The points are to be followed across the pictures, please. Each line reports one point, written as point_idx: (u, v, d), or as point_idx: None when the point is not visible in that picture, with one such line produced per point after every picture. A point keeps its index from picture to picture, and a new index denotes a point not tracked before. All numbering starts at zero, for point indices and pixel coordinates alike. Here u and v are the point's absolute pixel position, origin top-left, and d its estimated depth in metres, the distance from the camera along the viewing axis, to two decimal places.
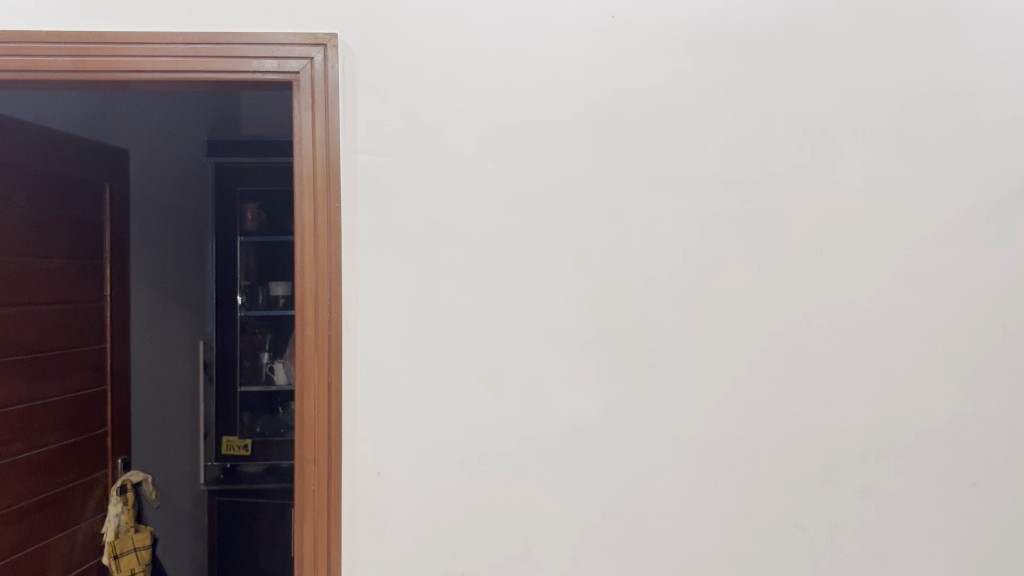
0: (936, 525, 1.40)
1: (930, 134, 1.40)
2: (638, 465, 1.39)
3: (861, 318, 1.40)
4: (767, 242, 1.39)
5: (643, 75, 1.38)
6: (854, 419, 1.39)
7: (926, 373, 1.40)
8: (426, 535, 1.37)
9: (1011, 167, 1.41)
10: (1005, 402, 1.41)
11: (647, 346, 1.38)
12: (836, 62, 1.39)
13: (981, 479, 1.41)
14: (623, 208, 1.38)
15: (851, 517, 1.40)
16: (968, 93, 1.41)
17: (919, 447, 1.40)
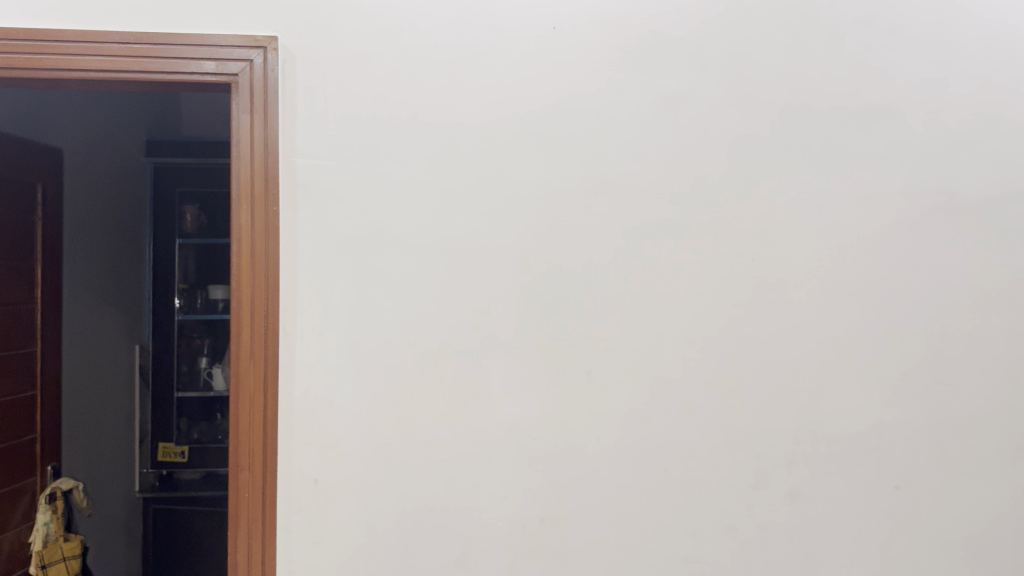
0: (860, 526, 1.45)
1: (856, 149, 1.45)
2: (575, 470, 1.40)
3: (791, 325, 1.44)
4: (701, 250, 1.42)
5: (581, 85, 1.40)
6: (783, 424, 1.43)
7: (853, 380, 1.45)
8: (363, 542, 1.37)
9: (932, 182, 1.47)
10: (926, 408, 1.46)
11: (583, 353, 1.40)
12: (767, 77, 1.43)
13: (903, 482, 1.46)
14: (561, 216, 1.40)
15: (780, 519, 1.43)
16: (893, 109, 1.46)
17: (844, 451, 1.44)
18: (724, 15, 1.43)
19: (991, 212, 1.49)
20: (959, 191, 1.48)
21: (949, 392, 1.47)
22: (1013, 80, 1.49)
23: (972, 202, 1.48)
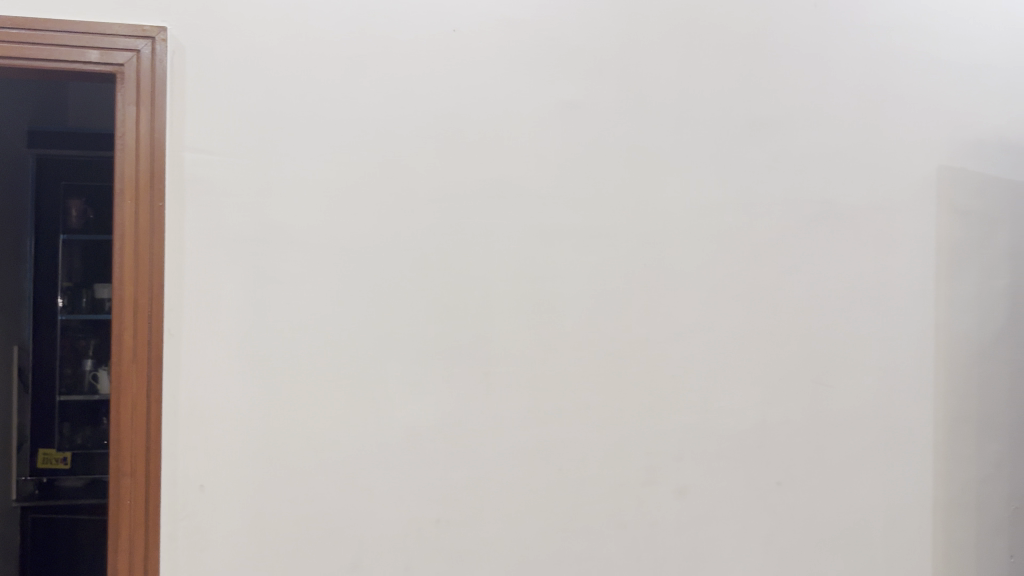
0: (746, 521, 1.50)
1: (745, 159, 1.50)
2: (472, 471, 1.41)
3: (681, 327, 1.48)
4: (596, 254, 1.45)
5: (482, 88, 1.41)
6: (674, 424, 1.47)
7: (739, 380, 1.50)
8: (254, 550, 1.34)
9: (813, 193, 1.53)
10: (808, 407, 1.53)
11: (482, 354, 1.41)
12: (662, 86, 1.47)
13: (784, 478, 1.52)
14: (462, 218, 1.40)
15: (670, 516, 1.47)
16: (780, 121, 1.52)
17: (731, 449, 1.49)
18: (620, 24, 1.46)
19: (868, 221, 1.56)
20: (838, 200, 1.55)
21: (828, 393, 1.54)
22: (889, 97, 1.58)
23: (851, 212, 1.55)
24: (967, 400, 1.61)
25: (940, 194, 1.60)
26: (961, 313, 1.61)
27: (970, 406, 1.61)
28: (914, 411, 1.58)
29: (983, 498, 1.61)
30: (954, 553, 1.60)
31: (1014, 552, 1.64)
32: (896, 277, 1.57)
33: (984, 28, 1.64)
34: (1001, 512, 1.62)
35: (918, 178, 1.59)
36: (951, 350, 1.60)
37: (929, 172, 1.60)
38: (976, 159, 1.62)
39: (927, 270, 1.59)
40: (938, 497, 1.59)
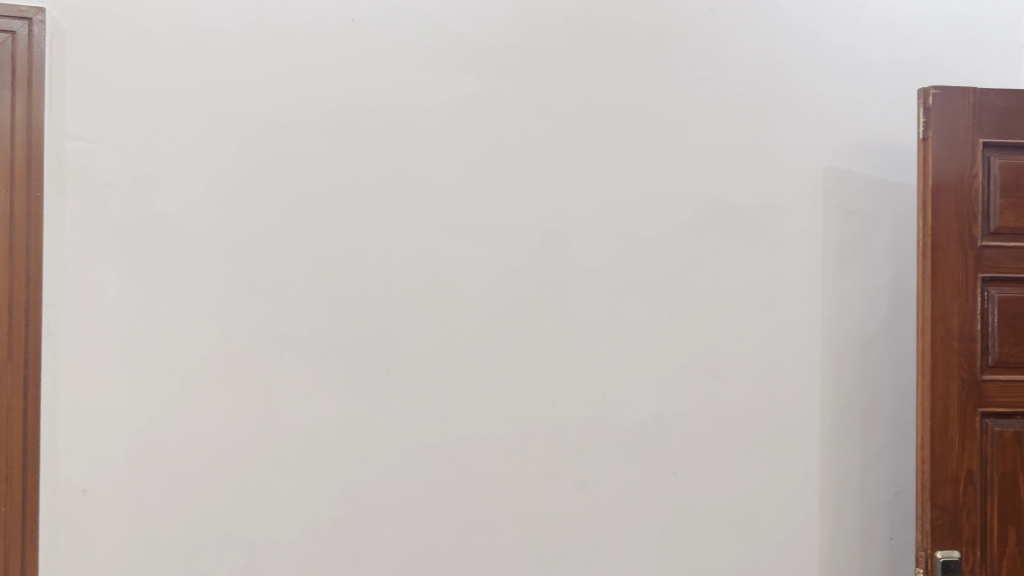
0: (642, 511, 1.52)
1: (644, 157, 1.52)
2: (371, 470, 1.39)
3: (581, 323, 1.49)
4: (497, 250, 1.45)
5: (381, 81, 1.39)
6: (573, 418, 1.49)
7: (636, 375, 1.52)
8: (140, 555, 1.31)
9: (707, 193, 1.56)
10: (702, 400, 1.56)
11: (381, 352, 1.39)
12: (562, 84, 1.48)
13: (679, 468, 1.54)
14: (362, 213, 1.38)
15: (569, 508, 1.49)
16: (677, 121, 1.54)
17: (628, 442, 1.52)
18: (521, 21, 1.46)
19: (760, 220, 1.59)
20: (731, 200, 1.57)
21: (720, 385, 1.57)
22: (777, 99, 1.60)
23: (741, 212, 1.58)
24: (853, 393, 1.63)
25: (826, 194, 1.63)
26: (846, 307, 1.64)
27: (853, 396, 1.63)
28: (801, 402, 1.61)
29: (865, 484, 1.63)
30: (840, 538, 1.62)
31: (894, 534, 1.64)
32: (787, 273, 1.61)
33: (868, 33, 1.66)
34: (881, 498, 1.64)
35: (806, 178, 1.62)
36: (837, 344, 1.63)
37: (815, 174, 1.62)
38: (860, 161, 1.65)
39: (813, 267, 1.62)
40: (823, 484, 1.62)
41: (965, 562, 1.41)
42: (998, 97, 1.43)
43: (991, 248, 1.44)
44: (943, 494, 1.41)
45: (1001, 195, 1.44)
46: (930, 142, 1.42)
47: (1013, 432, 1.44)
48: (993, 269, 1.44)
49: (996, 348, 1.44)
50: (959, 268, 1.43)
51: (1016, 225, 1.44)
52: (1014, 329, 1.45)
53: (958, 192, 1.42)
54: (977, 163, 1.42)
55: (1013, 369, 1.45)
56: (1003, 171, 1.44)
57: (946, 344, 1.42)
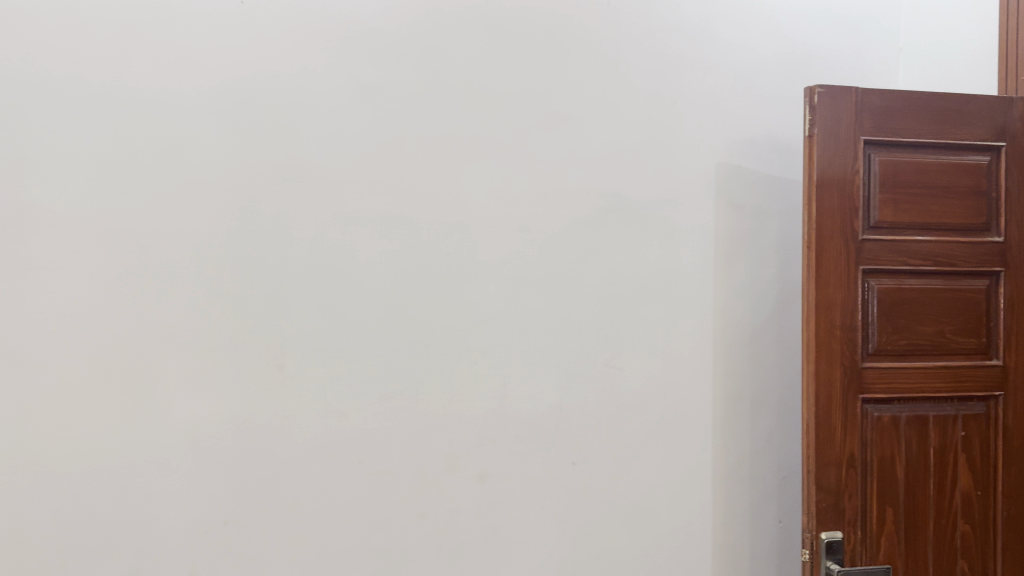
0: (543, 503, 1.52)
1: (544, 150, 1.52)
2: (262, 468, 1.35)
3: (481, 314, 1.48)
4: (395, 241, 1.42)
5: (273, 67, 1.35)
6: (473, 410, 1.47)
7: (536, 366, 1.52)
8: (13, 564, 1.23)
9: (605, 186, 1.57)
10: (600, 390, 1.57)
11: (274, 347, 1.35)
12: (461, 74, 1.46)
13: (579, 458, 1.55)
14: (254, 203, 1.34)
15: (469, 501, 1.47)
16: (576, 115, 1.55)
17: (529, 434, 1.51)
18: (420, 9, 1.44)
19: (656, 213, 1.62)
20: (629, 193, 1.59)
21: (618, 375, 1.59)
22: (673, 95, 1.63)
23: (638, 205, 1.60)
24: (744, 381, 1.69)
25: (719, 189, 1.67)
26: (737, 298, 1.69)
27: (743, 384, 1.69)
28: (695, 391, 1.65)
29: (754, 469, 1.69)
30: (731, 521, 1.67)
31: (782, 517, 1.72)
32: (682, 265, 1.64)
33: (759, 33, 1.71)
34: (770, 482, 1.70)
35: (700, 173, 1.66)
36: (728, 334, 1.68)
37: (709, 168, 1.66)
38: (751, 157, 1.70)
39: (706, 260, 1.66)
40: (715, 470, 1.66)
41: (847, 542, 1.48)
42: (879, 97, 1.49)
43: (872, 241, 1.50)
44: (827, 477, 1.47)
45: (880, 191, 1.51)
46: (815, 139, 1.47)
47: (891, 417, 1.51)
48: (873, 262, 1.51)
49: (875, 337, 1.51)
50: (841, 260, 1.49)
51: (894, 220, 1.51)
52: (892, 319, 1.52)
53: (841, 187, 1.48)
54: (859, 160, 1.49)
55: (891, 357, 1.52)
56: (882, 168, 1.50)
57: (829, 333, 1.48)
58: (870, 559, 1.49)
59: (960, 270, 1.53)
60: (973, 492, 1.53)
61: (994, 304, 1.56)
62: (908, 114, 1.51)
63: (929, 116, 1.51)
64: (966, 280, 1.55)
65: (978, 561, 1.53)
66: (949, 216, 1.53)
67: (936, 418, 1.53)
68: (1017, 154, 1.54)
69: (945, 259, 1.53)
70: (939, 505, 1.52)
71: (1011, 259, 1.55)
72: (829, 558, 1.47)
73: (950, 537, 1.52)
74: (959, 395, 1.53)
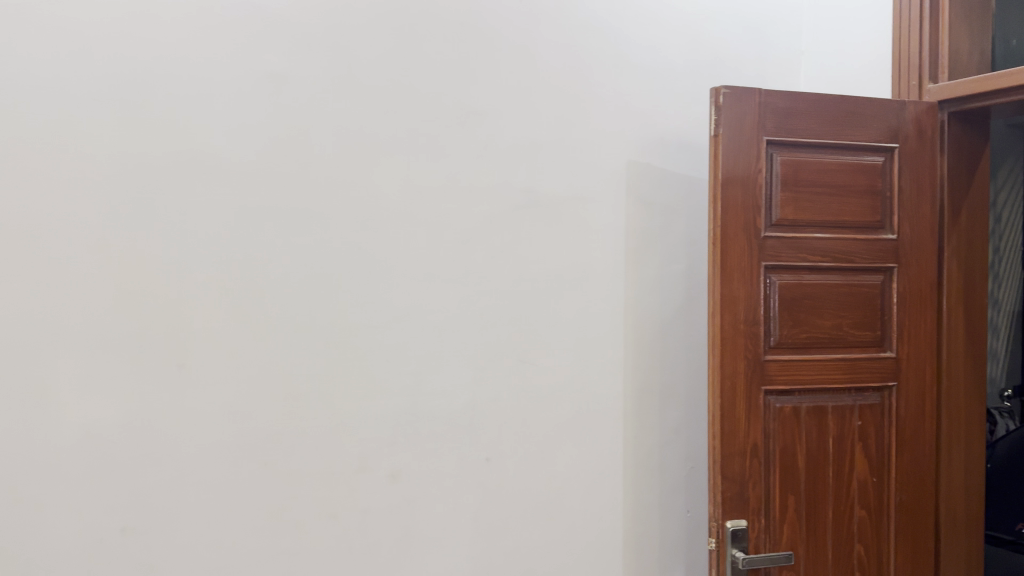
0: (456, 500, 1.52)
1: (456, 145, 1.51)
2: (162, 472, 1.30)
3: (393, 311, 1.46)
4: (303, 237, 1.39)
5: (172, 55, 1.29)
6: (385, 408, 1.45)
7: (450, 363, 1.51)
8: None
9: (518, 182, 1.57)
10: (514, 386, 1.57)
11: (174, 346, 1.30)
12: (371, 67, 1.43)
13: (492, 454, 1.55)
14: (152, 196, 1.28)
15: (381, 500, 1.45)
16: (488, 111, 1.54)
17: (442, 431, 1.50)
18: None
19: (568, 210, 1.63)
20: (541, 188, 1.60)
21: (531, 370, 1.59)
22: (584, 93, 1.64)
23: (550, 201, 1.61)
24: (651, 374, 1.72)
25: (629, 186, 1.70)
26: (646, 294, 1.72)
27: (651, 377, 1.72)
28: (606, 385, 1.67)
29: (663, 460, 1.74)
30: (641, 513, 1.71)
31: (690, 507, 1.77)
32: (594, 261, 1.66)
33: (667, 34, 1.74)
34: (679, 473, 1.76)
35: (611, 170, 1.68)
36: (639, 328, 1.71)
37: (619, 166, 1.68)
38: (660, 155, 1.74)
39: (617, 256, 1.69)
40: (626, 462, 1.69)
41: (751, 530, 1.52)
42: (780, 98, 1.54)
43: (774, 237, 1.55)
44: (732, 467, 1.51)
45: (781, 189, 1.55)
46: (720, 138, 1.51)
47: (792, 408, 1.56)
48: (775, 258, 1.55)
49: (777, 330, 1.56)
50: (745, 256, 1.53)
51: (794, 217, 1.56)
52: (793, 314, 1.57)
53: (745, 185, 1.52)
54: (761, 160, 1.53)
55: (792, 350, 1.57)
56: (783, 167, 1.55)
57: (734, 327, 1.52)
58: (774, 546, 1.54)
59: (857, 265, 1.60)
60: (868, 479, 1.60)
61: (887, 299, 1.63)
62: (807, 115, 1.56)
63: (827, 118, 1.57)
64: (862, 275, 1.61)
65: (872, 545, 1.60)
66: (847, 214, 1.59)
67: (833, 408, 1.59)
68: (909, 156, 1.62)
69: (842, 255, 1.59)
70: (837, 492, 1.58)
71: (903, 256, 1.63)
72: (734, 545, 1.50)
73: (847, 523, 1.58)
74: (856, 386, 1.60)
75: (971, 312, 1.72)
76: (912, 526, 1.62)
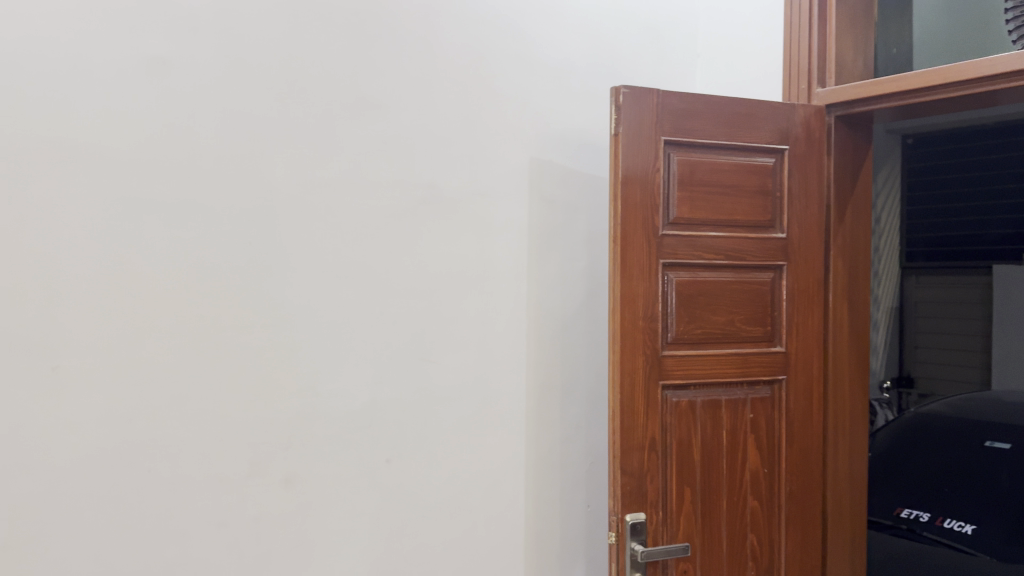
0: (353, 503, 1.48)
1: (353, 138, 1.47)
2: (35, 481, 1.20)
3: (289, 309, 1.41)
4: (191, 231, 1.32)
5: (45, 33, 1.19)
6: (279, 409, 1.40)
7: (348, 361, 1.48)
8: None
9: (418, 177, 1.55)
10: (413, 385, 1.55)
11: (48, 345, 1.21)
12: (263, 55, 1.38)
13: (392, 455, 1.52)
14: (22, 184, 1.18)
15: (274, 505, 1.40)
16: (386, 104, 1.51)
17: (339, 433, 1.46)
18: None
19: (469, 207, 1.61)
20: (441, 184, 1.58)
21: (432, 368, 1.57)
22: (485, 89, 1.63)
23: (451, 197, 1.59)
24: (552, 370, 1.75)
25: (532, 183, 1.70)
26: (546, 291, 1.73)
27: (554, 375, 1.75)
28: (508, 382, 1.67)
29: (563, 457, 1.76)
30: (542, 509, 1.72)
31: (590, 502, 1.81)
32: (495, 258, 1.65)
33: (567, 32, 1.75)
34: (578, 468, 1.79)
35: (512, 166, 1.67)
36: (539, 325, 1.72)
37: (521, 163, 1.69)
38: (560, 152, 1.75)
39: (518, 253, 1.69)
40: (526, 459, 1.70)
41: (649, 523, 1.54)
42: (677, 98, 1.57)
43: (671, 235, 1.58)
44: (630, 461, 1.53)
45: (678, 188, 1.58)
46: (620, 137, 1.52)
47: (688, 402, 1.60)
48: (672, 256, 1.58)
49: (674, 327, 1.59)
50: (643, 254, 1.55)
51: (690, 216, 1.59)
52: (688, 310, 1.60)
53: (643, 185, 1.54)
54: (658, 159, 1.56)
55: (688, 345, 1.61)
56: (680, 167, 1.58)
57: (632, 324, 1.54)
58: (671, 538, 1.57)
59: (749, 263, 1.65)
60: (759, 470, 1.66)
61: (777, 295, 1.69)
62: (703, 116, 1.59)
63: (722, 119, 1.61)
64: (754, 272, 1.66)
65: (764, 535, 1.66)
66: (740, 213, 1.64)
67: (727, 402, 1.63)
68: (798, 158, 1.69)
69: (734, 254, 1.63)
70: (731, 484, 1.62)
71: (791, 254, 1.69)
72: (632, 539, 1.52)
73: (740, 513, 1.63)
74: (748, 380, 1.65)
75: (855, 309, 1.80)
76: (800, 515, 1.69)
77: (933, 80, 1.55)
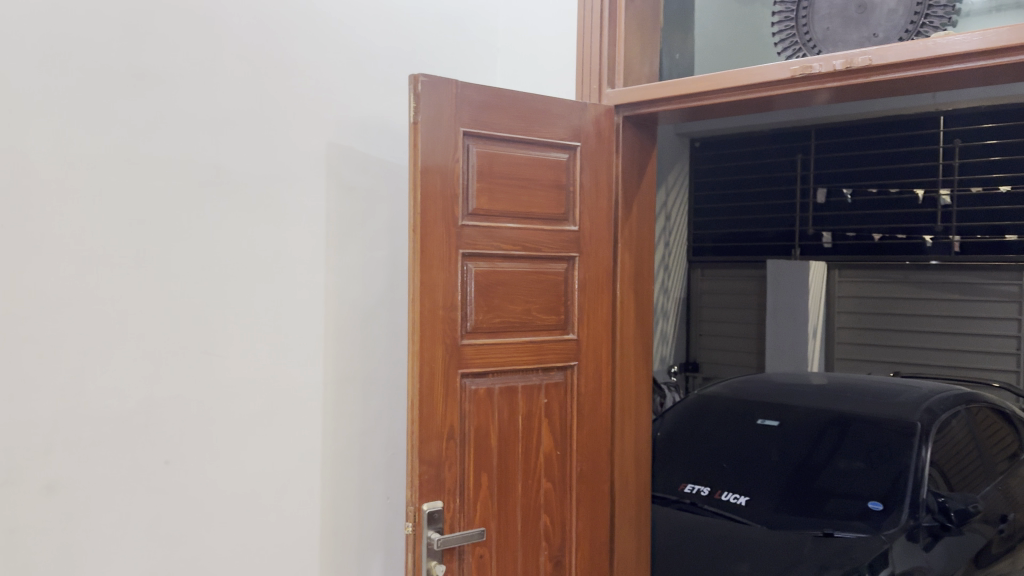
0: (126, 508, 1.38)
1: (127, 115, 1.37)
2: None
3: (49, 298, 1.29)
4: None
5: None
6: (40, 410, 1.28)
7: (122, 356, 1.37)
8: None
9: (203, 159, 1.47)
10: (198, 379, 1.47)
11: None
12: (21, 17, 1.25)
13: (172, 455, 1.44)
14: None
15: (32, 516, 1.27)
16: (167, 79, 1.42)
17: (110, 433, 1.36)
18: None
19: (259, 193, 1.55)
20: (230, 167, 1.51)
21: (219, 361, 1.50)
22: (279, 69, 1.57)
23: (240, 182, 1.52)
24: (349, 362, 1.72)
25: (329, 169, 1.66)
26: (344, 281, 1.70)
27: (350, 366, 1.72)
28: (301, 374, 1.63)
29: (361, 449, 1.74)
30: (339, 503, 1.69)
31: (391, 494, 1.79)
32: (290, 246, 1.60)
33: (366, 16, 1.72)
34: (379, 461, 1.77)
35: (307, 152, 1.62)
36: (336, 316, 1.69)
37: (317, 148, 1.64)
38: (360, 139, 1.72)
39: (315, 241, 1.64)
40: (323, 453, 1.66)
41: (446, 510, 1.56)
42: (475, 90, 1.59)
43: (470, 226, 1.60)
44: (429, 451, 1.54)
45: (477, 179, 1.60)
46: (421, 125, 1.52)
47: (486, 389, 1.62)
48: (470, 246, 1.60)
49: (472, 317, 1.61)
50: (443, 243, 1.56)
51: (488, 207, 1.62)
52: (487, 299, 1.63)
53: (443, 174, 1.55)
54: (457, 150, 1.57)
55: (486, 334, 1.63)
56: (478, 158, 1.60)
57: (432, 313, 1.55)
58: (468, 524, 1.59)
59: (544, 254, 1.70)
60: (553, 452, 1.72)
61: (570, 285, 1.76)
62: (500, 109, 1.62)
63: (519, 113, 1.65)
64: (548, 263, 1.72)
65: (557, 515, 1.73)
66: (536, 205, 1.68)
67: (523, 387, 1.68)
68: (589, 155, 1.76)
69: (530, 245, 1.68)
70: (526, 467, 1.67)
71: (582, 246, 1.77)
72: (429, 527, 1.53)
73: (534, 495, 1.69)
74: (542, 366, 1.70)
75: (640, 299, 1.91)
76: (589, 494, 1.78)
77: (707, 86, 1.68)
